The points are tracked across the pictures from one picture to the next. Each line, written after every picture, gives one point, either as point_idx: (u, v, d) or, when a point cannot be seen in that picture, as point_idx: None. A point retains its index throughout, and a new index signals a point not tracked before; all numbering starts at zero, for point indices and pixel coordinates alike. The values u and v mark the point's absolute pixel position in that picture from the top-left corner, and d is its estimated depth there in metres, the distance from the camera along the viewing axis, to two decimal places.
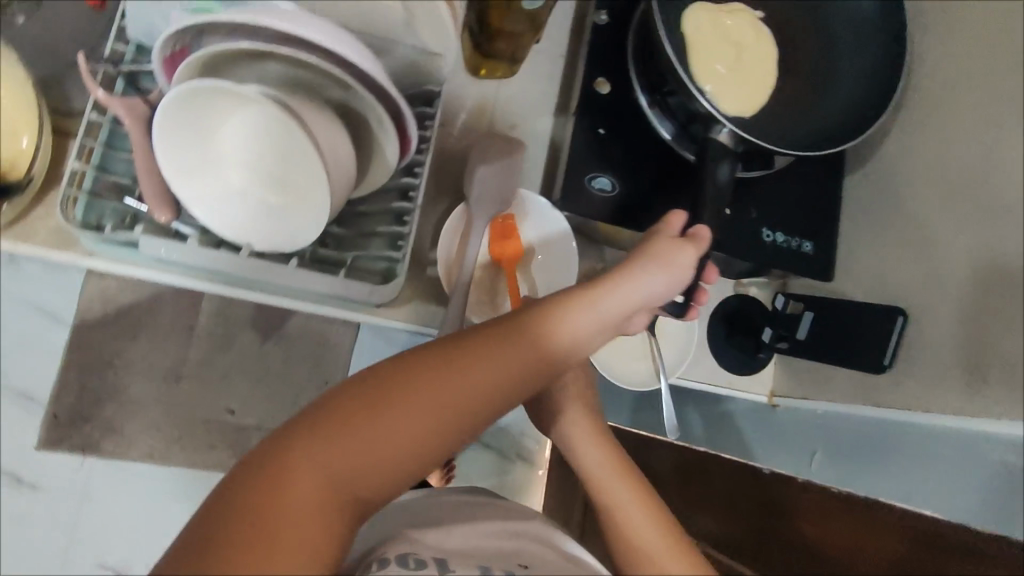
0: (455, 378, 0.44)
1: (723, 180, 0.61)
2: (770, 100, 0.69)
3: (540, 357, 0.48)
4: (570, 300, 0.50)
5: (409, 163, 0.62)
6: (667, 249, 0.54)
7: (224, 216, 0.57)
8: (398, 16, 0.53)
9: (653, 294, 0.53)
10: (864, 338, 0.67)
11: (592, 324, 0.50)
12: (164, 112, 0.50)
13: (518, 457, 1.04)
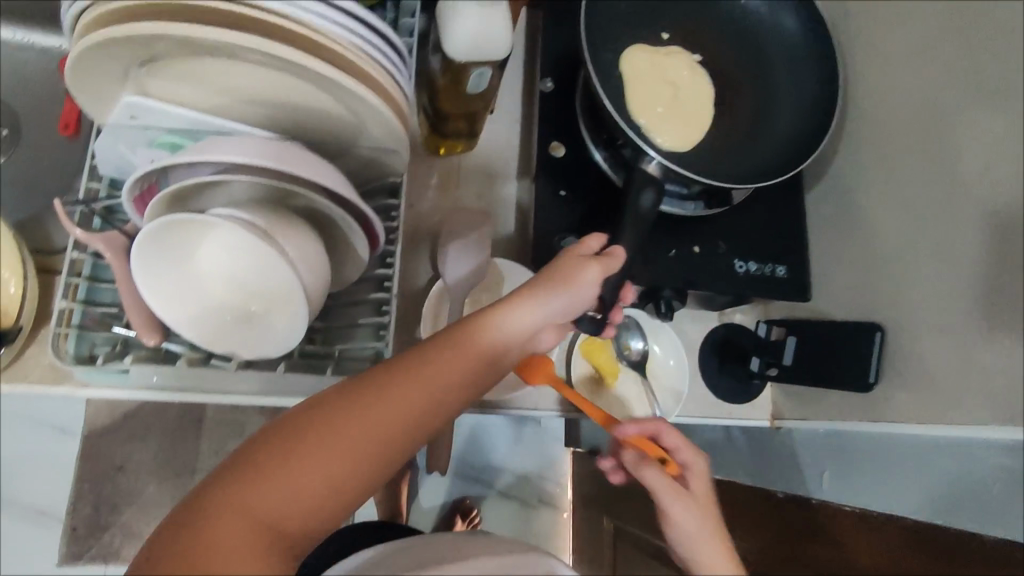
0: (374, 411, 0.43)
1: (645, 208, 0.63)
2: (708, 136, 0.72)
3: (456, 382, 0.47)
4: (482, 320, 0.49)
5: (381, 254, 0.65)
6: (573, 264, 0.53)
7: (211, 332, 0.58)
8: (350, 125, 0.56)
9: (562, 312, 0.53)
10: (850, 356, 0.68)
11: (505, 344, 0.50)
12: (141, 246, 0.53)
13: (540, 503, 1.04)
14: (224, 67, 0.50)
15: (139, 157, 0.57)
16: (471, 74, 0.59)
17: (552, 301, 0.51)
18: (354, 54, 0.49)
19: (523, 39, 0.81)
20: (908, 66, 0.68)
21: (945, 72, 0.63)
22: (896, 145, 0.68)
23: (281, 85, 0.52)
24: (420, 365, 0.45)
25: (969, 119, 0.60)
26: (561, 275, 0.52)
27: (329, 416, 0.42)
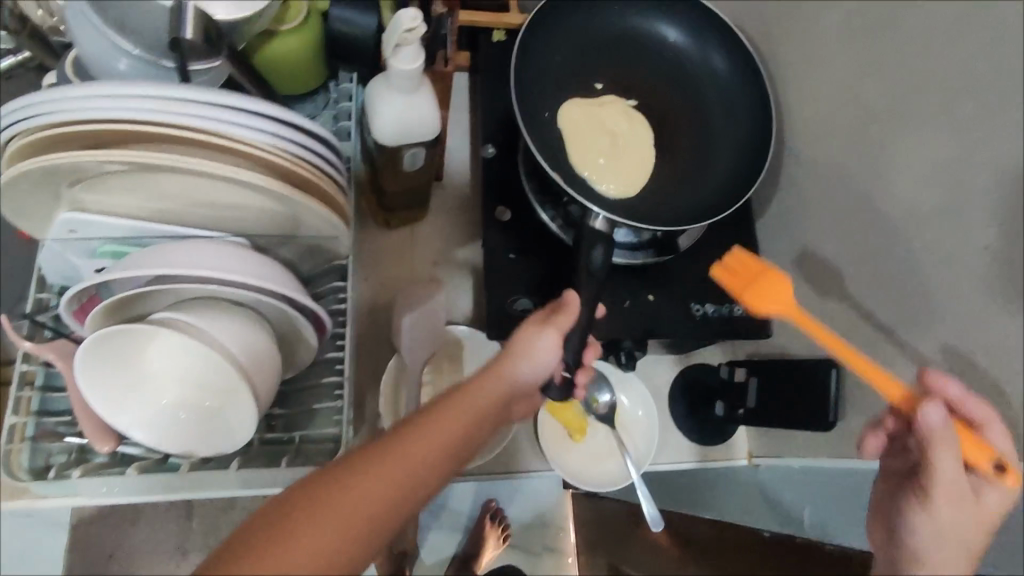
0: (359, 491, 0.41)
1: (597, 265, 0.63)
2: (652, 180, 0.73)
3: (441, 455, 0.46)
4: (458, 393, 0.50)
5: (332, 337, 0.65)
6: (531, 335, 0.56)
7: (164, 433, 0.58)
8: (288, 218, 0.57)
9: (525, 380, 0.55)
10: (806, 397, 0.65)
11: (479, 416, 0.50)
12: (85, 356, 0.53)
13: (546, 549, 0.91)
14: (157, 179, 0.52)
15: (80, 265, 0.58)
16: (404, 154, 0.60)
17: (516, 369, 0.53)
18: (285, 159, 0.51)
19: (465, 103, 0.83)
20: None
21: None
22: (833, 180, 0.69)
23: (216, 191, 0.53)
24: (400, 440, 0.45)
25: None
26: (520, 346, 0.55)
27: (317, 498, 0.40)
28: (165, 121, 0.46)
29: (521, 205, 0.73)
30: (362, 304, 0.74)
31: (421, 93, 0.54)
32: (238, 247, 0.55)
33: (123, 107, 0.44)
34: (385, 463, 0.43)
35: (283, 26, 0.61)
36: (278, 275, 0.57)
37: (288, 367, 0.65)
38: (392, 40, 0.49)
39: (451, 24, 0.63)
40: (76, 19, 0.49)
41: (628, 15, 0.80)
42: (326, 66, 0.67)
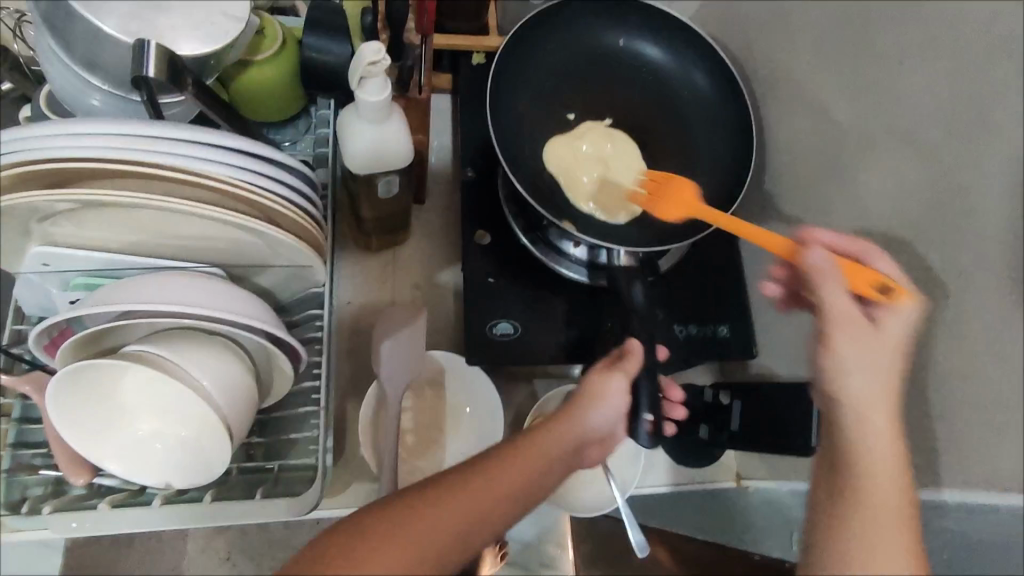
0: (431, 518, 0.41)
1: (639, 300, 0.66)
2: None
3: (516, 493, 0.46)
4: (538, 432, 0.50)
5: (308, 366, 0.65)
6: (603, 381, 0.57)
7: (137, 465, 0.57)
8: (262, 246, 0.58)
9: (599, 426, 0.55)
10: (790, 422, 0.64)
11: (557, 459, 0.50)
12: (56, 391, 0.52)
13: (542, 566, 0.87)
14: (123, 214, 0.52)
15: (54, 295, 0.57)
16: (378, 181, 0.60)
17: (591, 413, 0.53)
18: (246, 191, 0.51)
19: (446, 125, 0.84)
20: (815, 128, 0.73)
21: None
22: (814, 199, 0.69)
23: (184, 224, 0.54)
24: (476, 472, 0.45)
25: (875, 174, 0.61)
26: (593, 391, 0.56)
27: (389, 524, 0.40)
28: (123, 159, 0.46)
29: (502, 228, 0.73)
30: (343, 328, 0.74)
31: (392, 121, 0.54)
32: (208, 277, 0.56)
33: (78, 145, 0.45)
34: (460, 494, 0.43)
35: (258, 55, 0.61)
36: (249, 305, 0.56)
37: (264, 396, 0.64)
38: (357, 73, 0.49)
39: (425, 51, 0.63)
40: (49, 59, 0.50)
41: (609, 32, 0.80)
42: (303, 92, 0.67)
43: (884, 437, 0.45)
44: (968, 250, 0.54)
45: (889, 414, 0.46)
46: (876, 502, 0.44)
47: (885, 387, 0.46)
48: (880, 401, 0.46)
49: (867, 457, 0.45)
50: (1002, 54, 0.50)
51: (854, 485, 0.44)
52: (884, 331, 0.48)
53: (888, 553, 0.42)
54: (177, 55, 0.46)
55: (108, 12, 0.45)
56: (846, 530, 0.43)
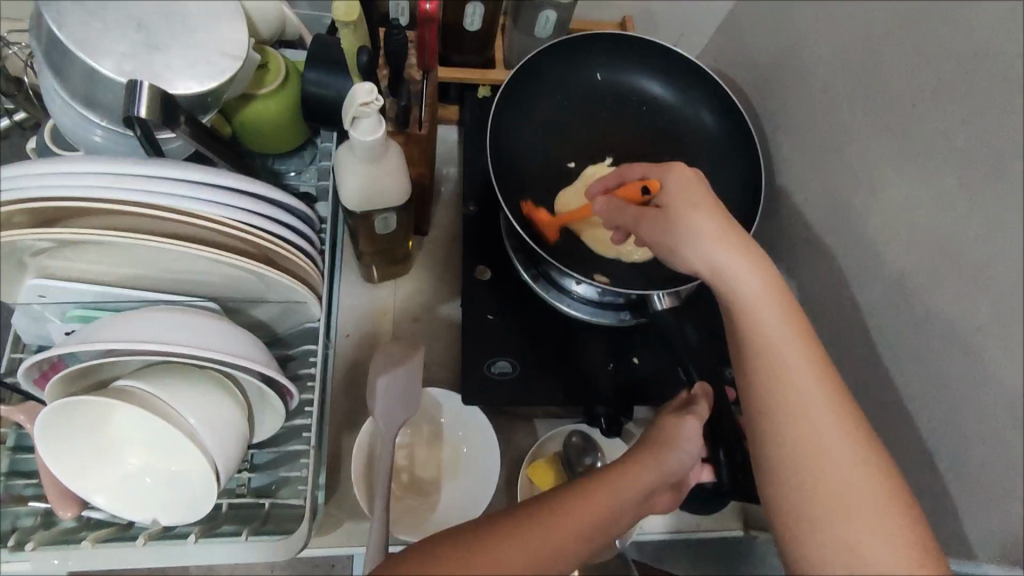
0: (498, 560, 0.39)
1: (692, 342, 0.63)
2: None
3: (584, 537, 0.43)
4: (606, 477, 0.47)
5: (300, 403, 0.65)
6: (679, 426, 0.53)
7: (125, 501, 0.56)
8: (255, 281, 0.58)
9: (674, 472, 0.51)
10: None
11: (629, 503, 0.47)
12: (45, 429, 0.51)
13: None
14: (114, 250, 0.52)
15: (48, 326, 0.57)
16: (376, 219, 0.61)
17: (669, 458, 0.50)
18: (228, 225, 0.51)
19: (452, 157, 0.84)
20: (824, 166, 0.72)
21: (854, 174, 0.67)
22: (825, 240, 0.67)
23: (173, 259, 0.53)
24: (545, 514, 0.43)
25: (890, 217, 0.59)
26: (666, 435, 0.53)
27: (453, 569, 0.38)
28: (116, 198, 0.46)
29: (503, 264, 0.73)
30: (340, 360, 0.73)
31: (385, 161, 0.54)
32: (196, 311, 0.55)
33: (68, 183, 0.45)
34: (526, 536, 0.41)
35: (261, 89, 0.61)
36: (236, 339, 0.56)
37: (254, 432, 0.63)
38: (350, 113, 0.48)
39: (426, 86, 0.63)
40: (50, 96, 0.50)
41: (619, 72, 0.79)
42: (306, 126, 0.67)
43: (770, 296, 0.48)
44: (984, 301, 0.52)
45: (772, 291, 0.48)
46: (802, 391, 0.45)
47: (724, 254, 0.49)
48: (762, 290, 0.48)
49: (777, 351, 0.46)
50: (1016, 97, 0.50)
51: (772, 378, 0.46)
52: (673, 207, 0.51)
53: (824, 430, 0.44)
54: (170, 95, 0.46)
55: (104, 53, 0.45)
56: (780, 421, 0.45)
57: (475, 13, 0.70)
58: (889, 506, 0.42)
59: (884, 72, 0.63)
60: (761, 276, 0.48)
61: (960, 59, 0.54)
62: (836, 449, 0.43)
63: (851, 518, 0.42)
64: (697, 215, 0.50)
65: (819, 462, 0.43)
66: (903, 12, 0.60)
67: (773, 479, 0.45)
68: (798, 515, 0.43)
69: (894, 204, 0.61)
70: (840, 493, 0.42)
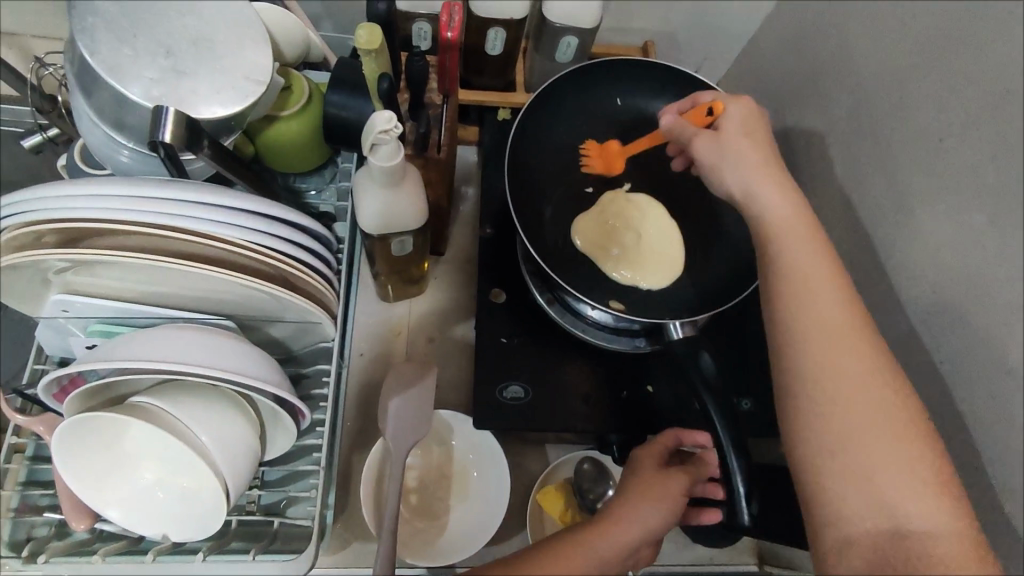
0: None
1: (708, 371, 0.62)
2: (686, 253, 0.73)
3: None
4: (584, 542, 0.49)
5: (313, 422, 0.65)
6: (662, 485, 0.55)
7: (136, 516, 0.56)
8: (271, 302, 0.58)
9: (658, 531, 0.53)
10: None
11: (610, 563, 0.49)
12: (62, 443, 0.52)
13: None
14: (135, 270, 0.53)
15: (70, 339, 0.58)
16: (392, 242, 0.61)
17: (652, 516, 0.52)
18: (245, 247, 0.52)
19: (472, 177, 0.85)
20: (848, 196, 0.71)
21: (878, 207, 0.66)
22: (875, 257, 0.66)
23: (192, 280, 0.54)
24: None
25: (935, 243, 0.58)
26: (654, 491, 0.54)
27: None
28: (144, 222, 0.48)
29: (517, 288, 0.73)
30: (353, 379, 0.73)
31: (404, 186, 0.54)
32: (213, 330, 0.56)
33: (99, 206, 0.47)
34: None
35: (283, 111, 0.62)
36: (251, 360, 0.56)
37: (265, 450, 0.63)
38: (369, 140, 0.49)
39: (446, 110, 0.64)
40: (80, 117, 0.52)
41: (639, 97, 0.79)
42: (326, 147, 0.68)
43: (799, 226, 0.50)
44: (1016, 345, 0.50)
45: (799, 215, 0.51)
46: (823, 318, 0.46)
47: (763, 182, 0.53)
48: (790, 215, 0.51)
49: (799, 274, 0.48)
50: None
51: (794, 299, 0.47)
52: (725, 133, 0.57)
53: (844, 355, 0.45)
54: (195, 120, 0.47)
55: (134, 79, 0.46)
56: (801, 347, 0.46)
57: (496, 38, 0.71)
58: (909, 429, 0.43)
59: (911, 104, 0.61)
60: (789, 199, 0.52)
61: (991, 96, 0.53)
62: (856, 375, 0.44)
63: (869, 442, 0.43)
64: (738, 144, 0.56)
65: (838, 384, 0.44)
66: (933, 45, 0.59)
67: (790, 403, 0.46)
68: (811, 436, 0.44)
69: (920, 239, 0.60)
70: (860, 419, 0.43)
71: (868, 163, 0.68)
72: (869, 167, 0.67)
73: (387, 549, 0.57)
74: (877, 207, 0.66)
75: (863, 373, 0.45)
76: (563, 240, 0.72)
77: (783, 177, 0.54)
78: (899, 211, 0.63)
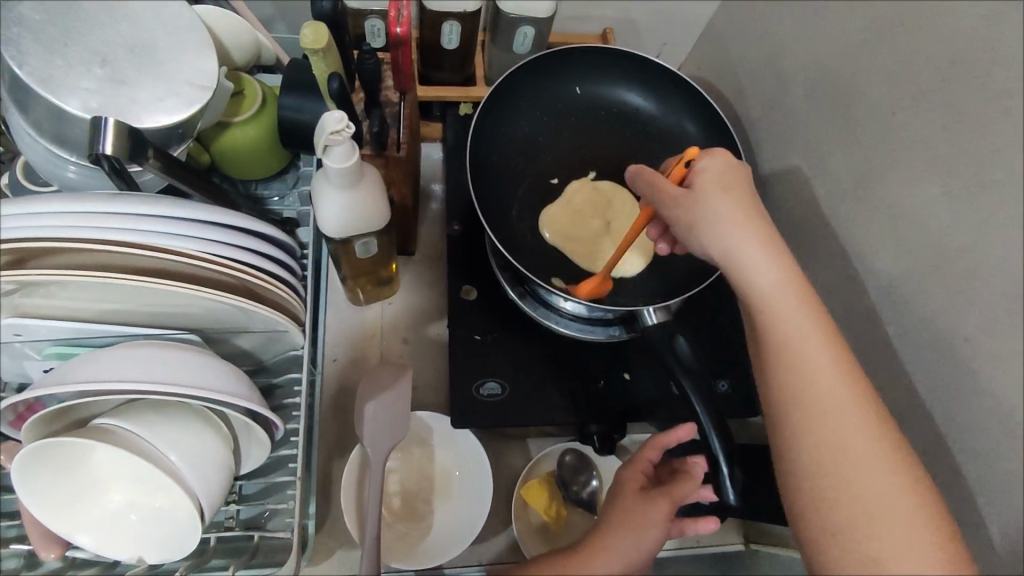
0: None
1: (685, 353, 0.61)
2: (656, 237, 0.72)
3: None
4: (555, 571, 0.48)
5: (286, 433, 0.64)
6: (645, 510, 0.51)
7: (109, 540, 0.54)
8: (233, 314, 0.57)
9: (639, 562, 0.50)
10: None
11: None
12: (24, 472, 0.50)
13: None
14: (88, 288, 0.51)
15: (26, 363, 0.56)
16: (356, 244, 0.60)
17: (629, 546, 0.49)
18: (205, 259, 0.50)
19: (437, 173, 0.84)
20: (801, 174, 0.71)
21: (836, 182, 0.66)
22: (835, 232, 0.66)
23: (149, 295, 0.53)
24: None
25: (892, 215, 0.58)
26: (636, 519, 0.51)
27: None
28: (87, 239, 0.46)
29: (489, 284, 0.72)
30: (327, 386, 0.72)
31: (363, 184, 0.53)
32: (174, 345, 0.54)
33: (43, 224, 0.45)
34: None
35: (237, 117, 0.60)
36: (217, 371, 0.55)
37: (241, 463, 0.62)
38: (320, 141, 0.48)
39: (404, 107, 0.63)
40: (19, 133, 0.50)
41: (599, 85, 0.79)
42: (285, 153, 0.66)
43: (791, 295, 0.46)
44: (972, 315, 0.51)
45: (790, 283, 0.47)
46: (829, 409, 0.43)
47: (746, 248, 0.47)
48: (781, 282, 0.46)
49: (803, 358, 0.44)
50: (997, 107, 0.49)
51: (785, 362, 0.44)
52: (700, 190, 0.50)
53: (838, 412, 0.43)
54: (138, 130, 0.45)
55: (69, 91, 0.44)
56: (801, 430, 0.43)
57: (451, 31, 0.70)
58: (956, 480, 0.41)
59: (864, 78, 0.62)
60: (777, 264, 0.47)
61: (938, 68, 0.54)
62: (852, 421, 0.42)
63: (874, 524, 0.40)
64: (715, 198, 0.49)
65: (839, 462, 0.42)
66: (884, 19, 0.60)
67: (788, 468, 0.44)
68: (817, 516, 0.42)
69: (880, 210, 0.60)
70: (871, 528, 0.40)
71: (823, 141, 0.68)
72: (824, 143, 0.68)
73: (371, 550, 0.56)
74: (833, 183, 0.66)
75: (859, 429, 0.42)
76: (532, 233, 0.71)
77: (769, 236, 0.48)
78: (855, 190, 0.63)
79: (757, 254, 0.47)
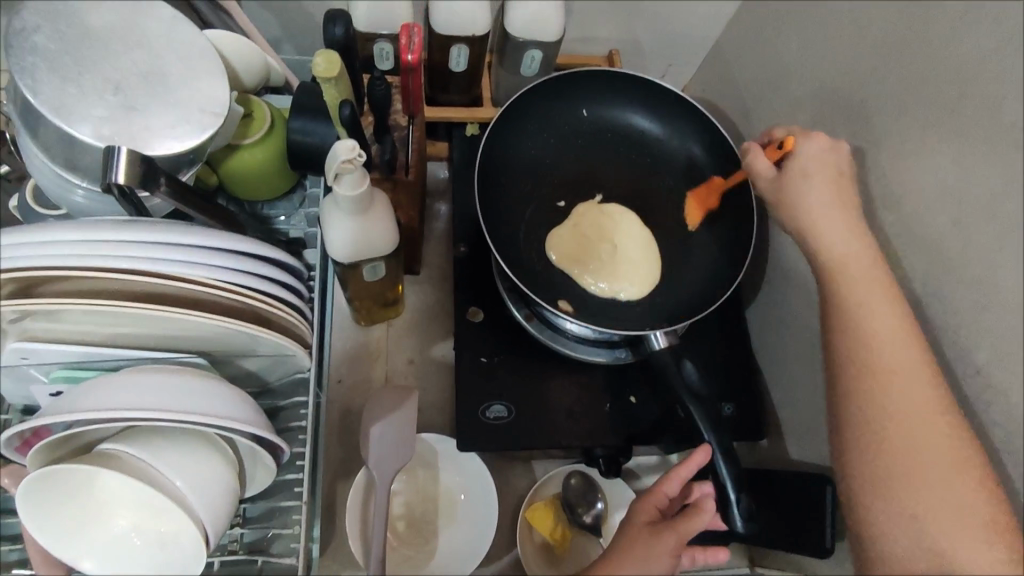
0: None
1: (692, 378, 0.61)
2: (662, 259, 0.72)
3: None
4: None
5: (291, 457, 0.64)
6: (652, 543, 0.51)
7: (113, 565, 0.53)
8: (241, 339, 0.57)
9: None
10: (800, 513, 0.64)
11: None
12: (27, 496, 0.50)
13: None
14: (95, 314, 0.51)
15: (32, 387, 0.56)
16: (364, 267, 0.60)
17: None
18: (214, 286, 0.51)
19: (443, 193, 0.84)
20: None
21: None
22: None
23: (157, 321, 0.53)
24: None
25: (899, 245, 0.59)
26: (637, 552, 0.51)
27: None
28: (92, 268, 0.46)
29: (495, 305, 0.72)
30: (333, 406, 0.72)
31: (372, 209, 0.53)
32: (183, 368, 0.54)
33: (49, 252, 0.45)
34: None
35: (247, 139, 0.60)
36: (224, 395, 0.54)
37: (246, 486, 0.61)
38: (332, 170, 0.48)
39: (412, 131, 0.64)
40: (30, 158, 0.50)
41: (604, 107, 0.79)
42: (294, 174, 0.66)
43: (870, 267, 0.53)
44: (983, 347, 0.51)
45: (870, 260, 0.53)
46: (893, 384, 0.48)
47: (829, 222, 0.55)
48: (861, 260, 0.53)
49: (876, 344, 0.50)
50: (1008, 141, 0.49)
51: (855, 341, 0.51)
52: (791, 174, 0.59)
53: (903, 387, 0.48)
54: (150, 158, 0.45)
55: (81, 119, 0.44)
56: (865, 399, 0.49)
57: (460, 55, 0.70)
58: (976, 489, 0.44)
59: (871, 107, 0.63)
60: (856, 239, 0.54)
61: (946, 99, 0.54)
62: (913, 398, 0.48)
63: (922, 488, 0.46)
64: (817, 176, 0.57)
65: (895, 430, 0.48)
66: (892, 48, 0.60)
67: (850, 433, 0.50)
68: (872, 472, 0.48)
69: (887, 238, 0.60)
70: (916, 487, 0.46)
71: None
72: None
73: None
74: None
75: (921, 403, 0.47)
76: (539, 255, 0.71)
77: (849, 215, 0.56)
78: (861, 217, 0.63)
79: (830, 231, 0.55)
